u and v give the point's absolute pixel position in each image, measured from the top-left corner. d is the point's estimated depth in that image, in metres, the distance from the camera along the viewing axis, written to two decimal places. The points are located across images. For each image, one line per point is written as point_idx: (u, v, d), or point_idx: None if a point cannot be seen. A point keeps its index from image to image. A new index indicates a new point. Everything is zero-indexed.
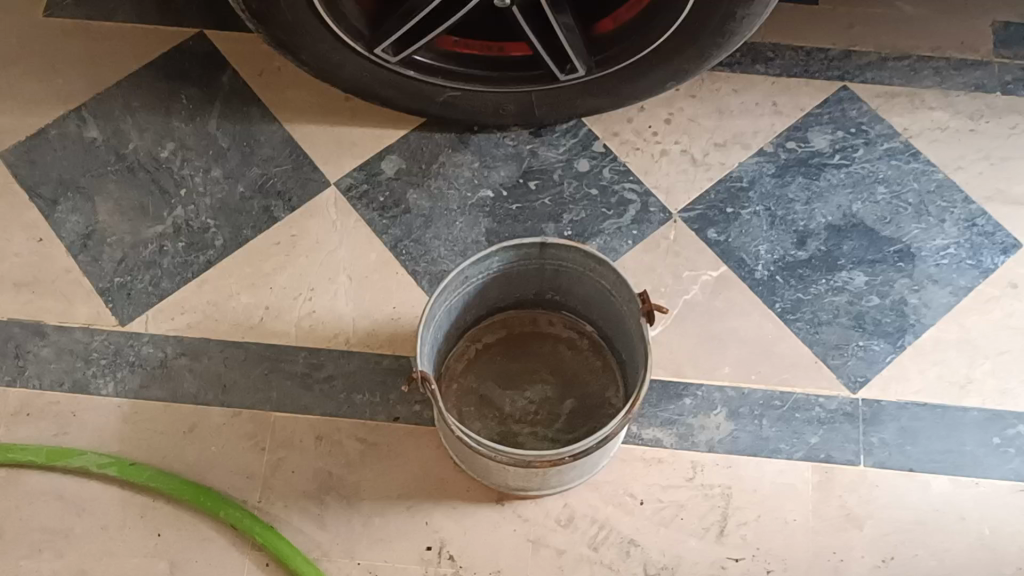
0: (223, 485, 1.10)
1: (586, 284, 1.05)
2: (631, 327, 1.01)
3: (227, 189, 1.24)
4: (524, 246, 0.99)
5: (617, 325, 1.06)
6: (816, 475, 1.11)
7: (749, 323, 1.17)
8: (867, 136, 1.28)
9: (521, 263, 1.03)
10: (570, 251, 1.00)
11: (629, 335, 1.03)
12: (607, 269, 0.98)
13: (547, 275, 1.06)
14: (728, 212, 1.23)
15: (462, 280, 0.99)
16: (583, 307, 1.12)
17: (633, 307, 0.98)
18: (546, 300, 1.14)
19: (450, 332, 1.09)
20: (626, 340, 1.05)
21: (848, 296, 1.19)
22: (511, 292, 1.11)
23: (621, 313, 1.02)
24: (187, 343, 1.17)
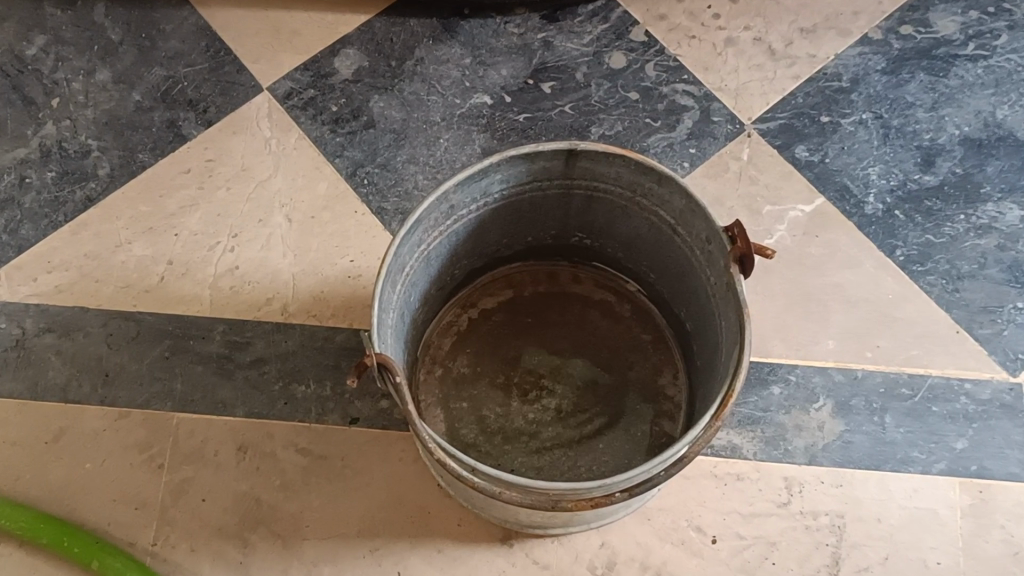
0: (101, 521, 0.75)
1: (635, 218, 0.70)
2: (707, 282, 0.66)
3: (118, 98, 0.89)
4: (541, 156, 0.63)
5: (680, 280, 0.71)
6: (967, 496, 0.76)
7: (859, 279, 0.82)
8: (1011, 18, 0.92)
9: (536, 185, 0.67)
10: (613, 163, 0.64)
11: (703, 296, 0.68)
12: (672, 189, 0.63)
13: (575, 205, 0.71)
14: (822, 122, 0.88)
15: (445, 209, 0.64)
16: (626, 255, 0.76)
17: (713, 250, 0.62)
18: (571, 246, 0.78)
19: (430, 292, 0.74)
20: (695, 303, 0.70)
21: (998, 237, 0.84)
22: (521, 234, 0.75)
23: (690, 261, 0.67)
24: (53, 315, 0.81)
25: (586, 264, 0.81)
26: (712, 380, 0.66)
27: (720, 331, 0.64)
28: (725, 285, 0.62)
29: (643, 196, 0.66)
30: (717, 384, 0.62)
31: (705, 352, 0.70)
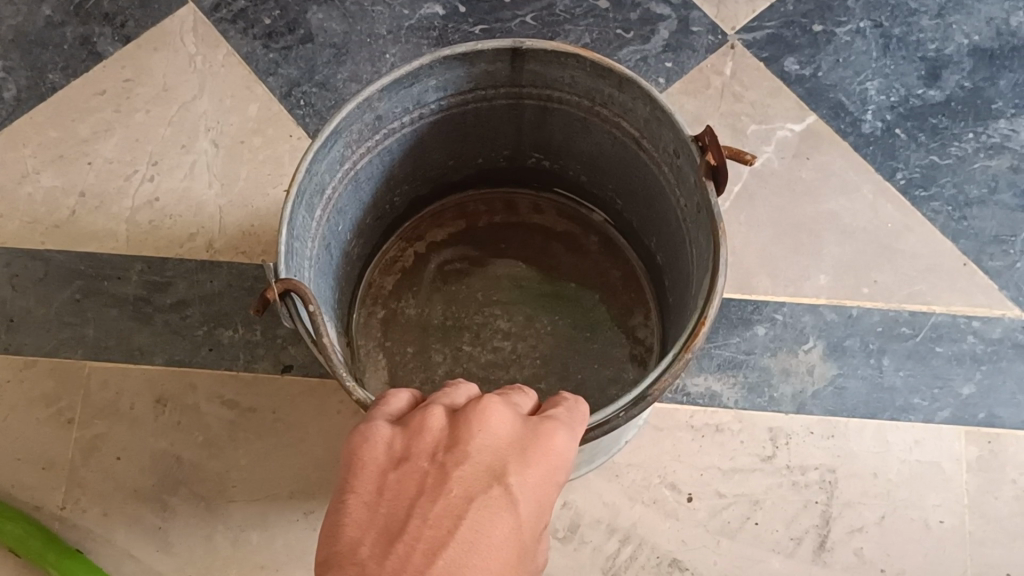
0: (4, 483, 0.67)
1: (596, 133, 0.61)
2: (677, 204, 0.56)
3: (25, 12, 0.79)
4: (481, 56, 0.54)
5: (650, 205, 0.62)
6: (975, 448, 0.68)
7: (856, 205, 0.73)
8: None
9: (479, 93, 0.58)
10: (565, 64, 0.55)
11: (673, 220, 0.59)
12: (633, 94, 0.53)
13: (529, 118, 0.62)
14: (815, 31, 0.78)
15: (370, 119, 0.55)
16: (592, 181, 0.67)
17: (682, 164, 0.53)
18: (532, 171, 0.69)
19: (365, 223, 0.65)
20: (667, 231, 0.61)
21: (1010, 159, 0.75)
22: (470, 153, 0.66)
23: (659, 180, 0.58)
24: None
25: (548, 191, 0.72)
26: (683, 317, 0.57)
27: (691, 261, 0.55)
28: (695, 206, 0.52)
29: (602, 104, 0.57)
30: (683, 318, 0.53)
31: (678, 286, 0.61)
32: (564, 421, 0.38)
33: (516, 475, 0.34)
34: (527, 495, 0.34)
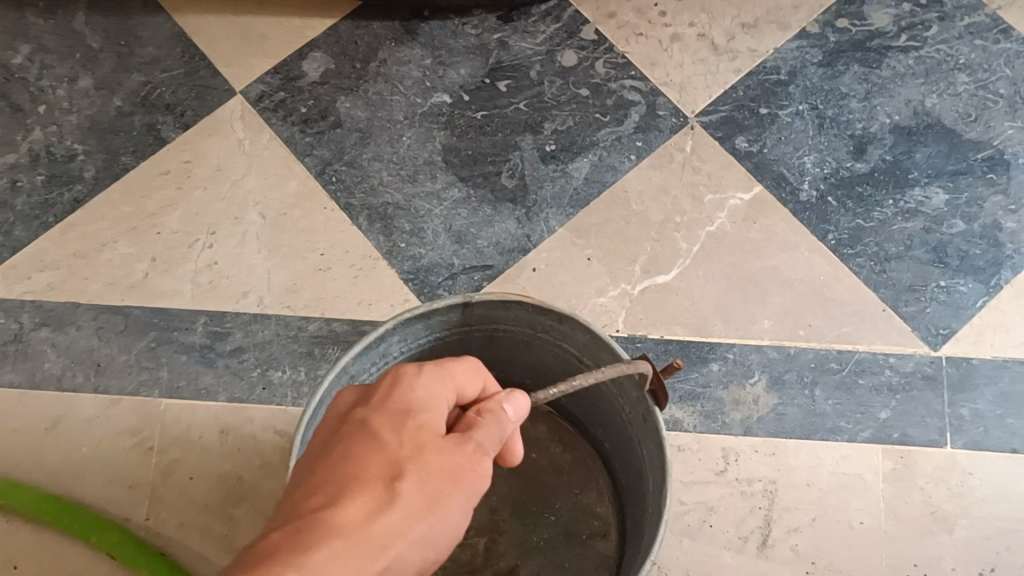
0: (98, 500, 0.82)
1: (537, 350, 0.71)
2: (619, 405, 0.66)
3: (99, 103, 0.94)
4: (436, 313, 0.63)
5: (591, 403, 0.72)
6: (890, 462, 0.83)
7: (796, 260, 0.89)
8: (942, 9, 0.98)
9: (434, 338, 0.67)
10: (508, 307, 0.65)
11: (619, 421, 0.68)
12: (573, 326, 0.64)
13: (476, 345, 0.71)
14: (761, 113, 0.94)
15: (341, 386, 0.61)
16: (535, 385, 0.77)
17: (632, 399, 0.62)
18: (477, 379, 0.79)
19: None
20: (612, 426, 0.70)
21: (923, 221, 0.90)
22: None
23: (604, 391, 0.68)
24: (47, 310, 0.88)
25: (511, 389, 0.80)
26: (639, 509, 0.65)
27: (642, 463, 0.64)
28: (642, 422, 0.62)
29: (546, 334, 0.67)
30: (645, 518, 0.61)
31: (628, 472, 0.70)
32: (384, 399, 0.46)
33: (342, 437, 0.44)
34: (348, 443, 0.44)
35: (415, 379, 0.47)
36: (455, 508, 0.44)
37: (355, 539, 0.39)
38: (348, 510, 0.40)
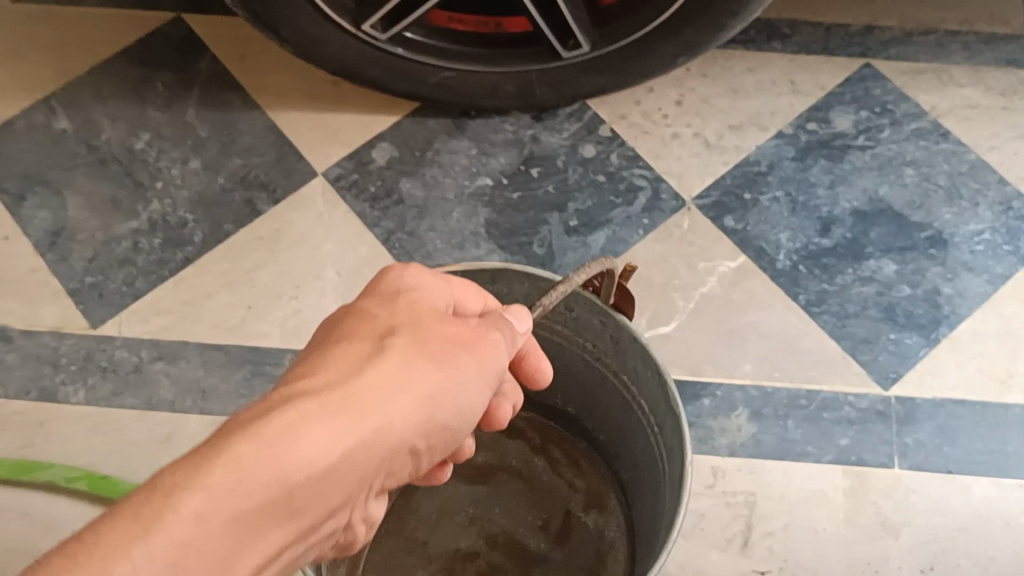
0: None
1: None
2: (586, 349, 0.89)
3: (206, 181, 1.16)
4: None
5: (563, 363, 0.96)
6: (848, 480, 1.02)
7: (772, 316, 1.09)
8: (893, 116, 1.20)
9: None
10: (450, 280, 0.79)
11: (585, 377, 0.94)
12: (515, 281, 0.81)
13: None
14: (745, 198, 1.15)
15: None
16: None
17: (607, 321, 0.80)
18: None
19: None
20: (584, 377, 0.94)
21: (877, 286, 1.10)
22: None
23: (569, 360, 0.94)
24: (162, 347, 1.08)
25: None
26: (632, 433, 0.90)
27: (625, 394, 0.87)
28: (614, 349, 0.84)
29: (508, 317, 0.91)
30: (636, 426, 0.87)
31: (610, 414, 0.94)
32: (378, 289, 0.57)
33: (331, 324, 0.54)
34: (339, 324, 0.54)
35: (405, 272, 0.58)
36: (462, 369, 0.54)
37: (353, 384, 0.48)
38: (344, 366, 0.49)
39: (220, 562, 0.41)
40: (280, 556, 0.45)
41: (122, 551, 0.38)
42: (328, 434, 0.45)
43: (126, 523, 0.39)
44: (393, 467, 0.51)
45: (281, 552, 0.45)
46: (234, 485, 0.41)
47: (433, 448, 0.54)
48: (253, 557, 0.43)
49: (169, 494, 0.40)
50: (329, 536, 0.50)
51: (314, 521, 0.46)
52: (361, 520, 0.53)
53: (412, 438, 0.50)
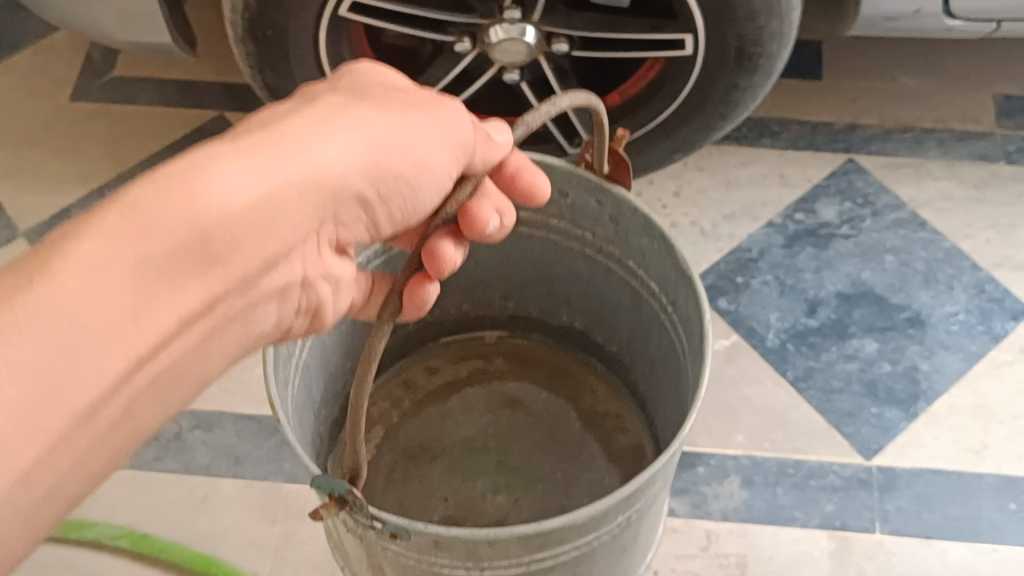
0: (235, 557, 1.07)
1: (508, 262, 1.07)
2: (589, 246, 0.98)
3: None
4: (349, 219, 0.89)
5: (562, 273, 1.05)
6: (833, 542, 1.08)
7: (762, 391, 1.17)
8: (874, 207, 1.30)
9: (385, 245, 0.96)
10: None
11: (589, 294, 1.06)
12: None
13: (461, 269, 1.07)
14: (737, 282, 1.25)
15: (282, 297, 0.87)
16: (509, 284, 1.10)
17: (604, 199, 0.88)
18: (475, 305, 1.14)
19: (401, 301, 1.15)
20: (590, 286, 1.04)
21: (859, 363, 1.19)
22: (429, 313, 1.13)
23: (573, 275, 1.05)
24: (200, 416, 1.16)
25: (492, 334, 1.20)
26: (639, 330, 1.02)
27: (633, 283, 0.96)
28: (616, 232, 0.91)
29: (523, 220, 1.00)
30: (648, 313, 0.97)
31: (623, 320, 1.04)
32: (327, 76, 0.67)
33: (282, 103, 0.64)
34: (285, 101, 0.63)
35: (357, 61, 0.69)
36: (408, 124, 0.63)
37: (282, 128, 0.57)
38: (274, 121, 0.58)
39: (154, 284, 0.49)
40: (221, 287, 0.53)
41: (52, 270, 0.45)
42: (248, 169, 0.53)
43: (53, 253, 0.46)
44: (333, 207, 0.60)
45: (221, 284, 0.53)
46: (150, 219, 0.49)
47: (378, 196, 0.64)
48: (204, 278, 0.52)
49: (92, 224, 0.48)
50: (281, 274, 0.59)
51: (254, 255, 0.54)
52: (315, 269, 0.63)
53: (349, 176, 0.59)
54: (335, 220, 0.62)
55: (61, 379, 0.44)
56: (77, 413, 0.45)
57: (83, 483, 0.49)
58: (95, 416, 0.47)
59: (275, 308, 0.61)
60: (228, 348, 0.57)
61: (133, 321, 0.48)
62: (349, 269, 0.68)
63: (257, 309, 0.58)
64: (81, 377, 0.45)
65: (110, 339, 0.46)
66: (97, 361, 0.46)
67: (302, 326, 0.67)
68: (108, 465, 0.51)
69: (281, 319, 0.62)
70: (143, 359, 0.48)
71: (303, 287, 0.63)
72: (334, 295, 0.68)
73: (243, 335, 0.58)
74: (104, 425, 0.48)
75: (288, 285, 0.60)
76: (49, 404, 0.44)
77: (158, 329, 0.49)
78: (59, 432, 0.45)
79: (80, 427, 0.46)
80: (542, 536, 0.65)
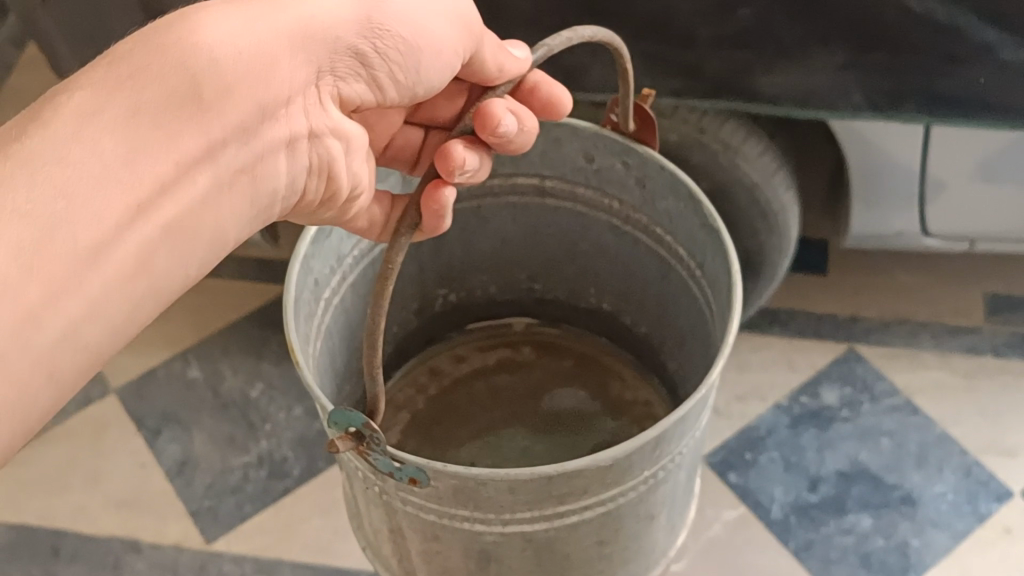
0: None
1: (536, 245, 1.26)
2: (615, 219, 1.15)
3: (307, 425, 1.43)
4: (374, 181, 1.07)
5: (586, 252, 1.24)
6: None
7: (766, 559, 1.29)
8: (872, 392, 1.44)
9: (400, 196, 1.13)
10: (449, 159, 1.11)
11: (613, 275, 1.24)
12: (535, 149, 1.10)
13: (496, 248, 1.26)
14: (746, 457, 1.39)
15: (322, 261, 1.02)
16: (542, 274, 1.30)
17: (629, 160, 1.03)
18: (496, 285, 1.33)
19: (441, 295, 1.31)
20: (609, 271, 1.23)
21: (856, 537, 1.31)
22: (465, 276, 1.30)
23: (596, 259, 1.24)
24: (262, 563, 1.30)
25: (523, 319, 1.40)
26: (658, 305, 1.21)
27: (661, 254, 1.12)
28: (642, 195, 1.07)
29: (550, 191, 1.16)
30: (670, 285, 1.15)
31: (647, 295, 1.22)
32: None
33: None
34: None
35: None
36: None
37: None
38: None
39: (145, 127, 0.60)
40: (206, 134, 0.64)
41: (45, 120, 0.57)
42: (232, 28, 0.65)
43: (53, 109, 0.57)
44: (323, 58, 0.72)
45: (209, 134, 0.64)
46: (134, 77, 0.60)
47: (376, 53, 0.75)
48: (193, 124, 0.63)
49: (91, 79, 0.60)
50: (280, 129, 0.72)
51: (240, 106, 0.66)
52: (314, 120, 0.75)
53: (336, 28, 0.70)
54: (330, 70, 0.74)
55: (63, 216, 0.55)
56: (88, 250, 0.56)
57: (108, 319, 0.60)
58: (107, 257, 0.58)
59: (284, 160, 0.75)
60: (230, 187, 0.70)
61: (128, 167, 0.59)
62: (357, 131, 0.82)
63: (266, 161, 0.73)
64: (86, 220, 0.56)
65: (109, 181, 0.58)
66: (100, 200, 0.57)
67: (317, 186, 0.82)
68: (132, 307, 0.62)
69: (292, 172, 0.77)
70: (143, 205, 0.60)
71: (310, 140, 0.77)
72: (346, 157, 0.83)
73: (243, 185, 0.71)
74: (119, 262, 0.59)
75: (289, 137, 0.74)
76: (59, 252, 0.55)
77: (151, 173, 0.60)
78: (72, 268, 0.56)
79: (93, 266, 0.57)
80: (567, 479, 0.77)
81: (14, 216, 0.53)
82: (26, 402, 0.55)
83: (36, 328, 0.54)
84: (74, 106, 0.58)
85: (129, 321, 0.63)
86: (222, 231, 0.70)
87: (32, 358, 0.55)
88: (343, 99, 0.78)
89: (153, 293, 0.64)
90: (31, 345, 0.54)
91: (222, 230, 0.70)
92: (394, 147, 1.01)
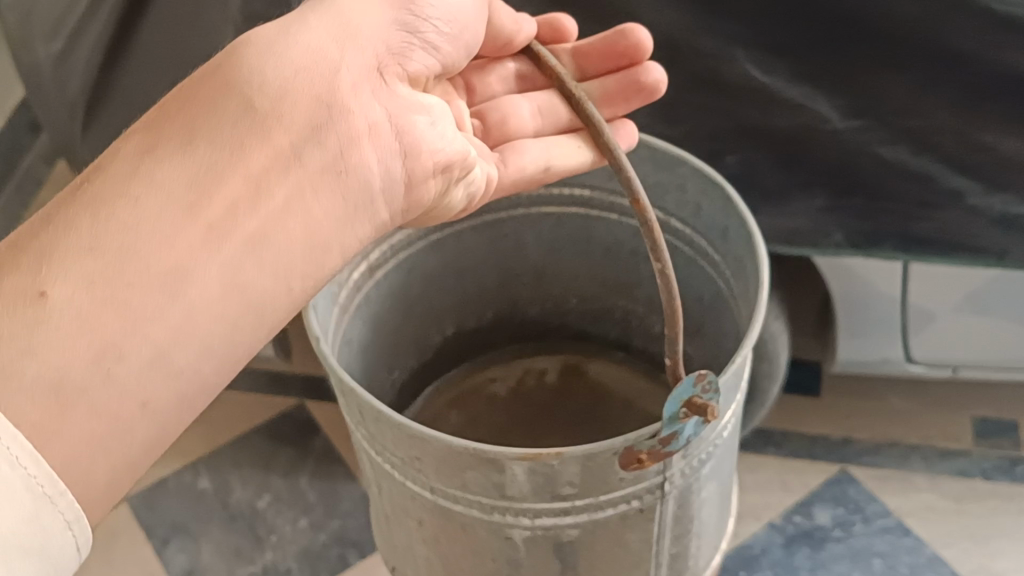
0: None
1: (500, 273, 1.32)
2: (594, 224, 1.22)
3: (312, 536, 1.46)
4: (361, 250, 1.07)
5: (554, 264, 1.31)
6: None
7: None
8: (864, 513, 1.48)
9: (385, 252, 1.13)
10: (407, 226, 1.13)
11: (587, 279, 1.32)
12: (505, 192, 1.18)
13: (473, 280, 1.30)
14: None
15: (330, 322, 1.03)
16: (507, 295, 1.36)
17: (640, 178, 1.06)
18: (490, 312, 1.37)
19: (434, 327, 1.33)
20: (610, 270, 1.29)
21: None
22: (448, 313, 1.32)
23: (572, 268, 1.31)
24: None
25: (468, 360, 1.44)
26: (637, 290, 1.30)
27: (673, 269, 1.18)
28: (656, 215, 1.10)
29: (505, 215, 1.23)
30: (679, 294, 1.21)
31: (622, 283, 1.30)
32: None
33: None
34: None
35: None
36: None
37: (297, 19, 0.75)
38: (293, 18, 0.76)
39: (202, 153, 0.67)
40: (274, 144, 0.70)
41: (112, 170, 0.65)
42: (271, 52, 0.71)
43: (114, 159, 0.66)
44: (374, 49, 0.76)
45: (273, 143, 0.70)
46: (184, 127, 0.68)
47: (421, 21, 0.80)
48: (253, 144, 0.69)
49: (155, 132, 0.68)
50: (358, 118, 0.75)
51: (300, 108, 0.71)
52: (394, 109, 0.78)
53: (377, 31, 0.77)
54: (389, 50, 0.78)
55: (130, 243, 0.62)
56: (165, 273, 0.63)
57: (204, 343, 0.65)
58: (190, 272, 0.64)
59: (372, 154, 0.76)
60: (336, 196, 0.73)
61: (190, 190, 0.65)
62: (434, 106, 0.84)
63: (356, 156, 0.74)
64: (153, 247, 0.63)
65: (172, 208, 0.64)
66: (167, 225, 0.64)
67: (418, 175, 0.82)
68: (233, 325, 0.66)
69: (385, 159, 0.77)
70: (215, 224, 0.66)
71: (395, 127, 0.78)
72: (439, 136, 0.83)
73: (338, 185, 0.73)
74: (206, 285, 0.64)
75: (371, 125, 0.76)
76: (134, 278, 0.62)
77: (220, 194, 0.66)
78: (150, 279, 0.62)
79: (172, 290, 0.63)
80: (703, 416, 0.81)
81: (80, 255, 0.61)
82: (120, 431, 0.62)
83: (118, 362, 0.60)
84: (140, 158, 0.66)
85: (234, 343, 0.67)
86: (329, 242, 0.73)
87: (120, 391, 0.61)
88: (412, 77, 0.81)
89: (260, 315, 0.68)
90: (117, 376, 0.61)
91: (328, 240, 0.73)
92: (495, 125, 1.00)
